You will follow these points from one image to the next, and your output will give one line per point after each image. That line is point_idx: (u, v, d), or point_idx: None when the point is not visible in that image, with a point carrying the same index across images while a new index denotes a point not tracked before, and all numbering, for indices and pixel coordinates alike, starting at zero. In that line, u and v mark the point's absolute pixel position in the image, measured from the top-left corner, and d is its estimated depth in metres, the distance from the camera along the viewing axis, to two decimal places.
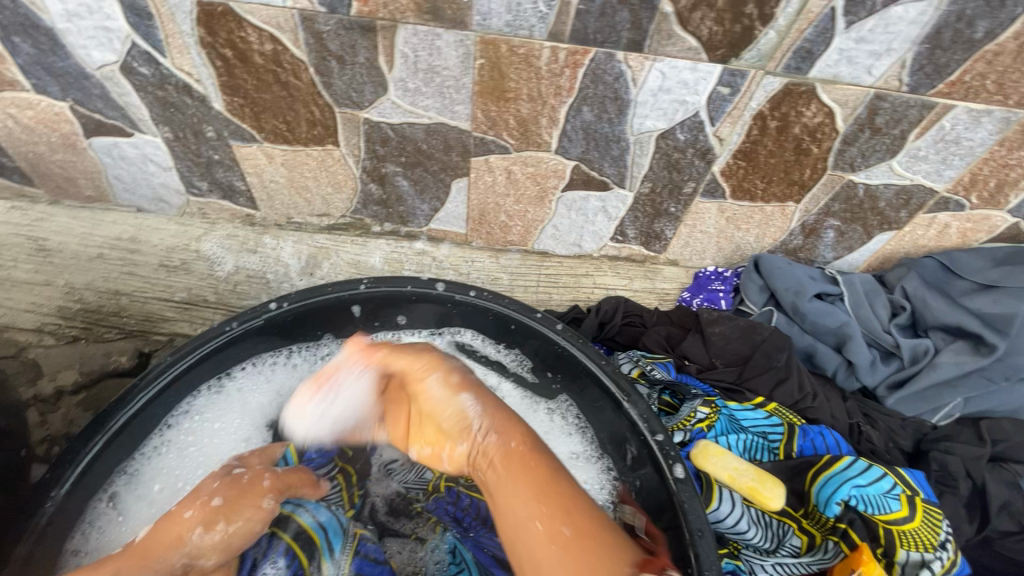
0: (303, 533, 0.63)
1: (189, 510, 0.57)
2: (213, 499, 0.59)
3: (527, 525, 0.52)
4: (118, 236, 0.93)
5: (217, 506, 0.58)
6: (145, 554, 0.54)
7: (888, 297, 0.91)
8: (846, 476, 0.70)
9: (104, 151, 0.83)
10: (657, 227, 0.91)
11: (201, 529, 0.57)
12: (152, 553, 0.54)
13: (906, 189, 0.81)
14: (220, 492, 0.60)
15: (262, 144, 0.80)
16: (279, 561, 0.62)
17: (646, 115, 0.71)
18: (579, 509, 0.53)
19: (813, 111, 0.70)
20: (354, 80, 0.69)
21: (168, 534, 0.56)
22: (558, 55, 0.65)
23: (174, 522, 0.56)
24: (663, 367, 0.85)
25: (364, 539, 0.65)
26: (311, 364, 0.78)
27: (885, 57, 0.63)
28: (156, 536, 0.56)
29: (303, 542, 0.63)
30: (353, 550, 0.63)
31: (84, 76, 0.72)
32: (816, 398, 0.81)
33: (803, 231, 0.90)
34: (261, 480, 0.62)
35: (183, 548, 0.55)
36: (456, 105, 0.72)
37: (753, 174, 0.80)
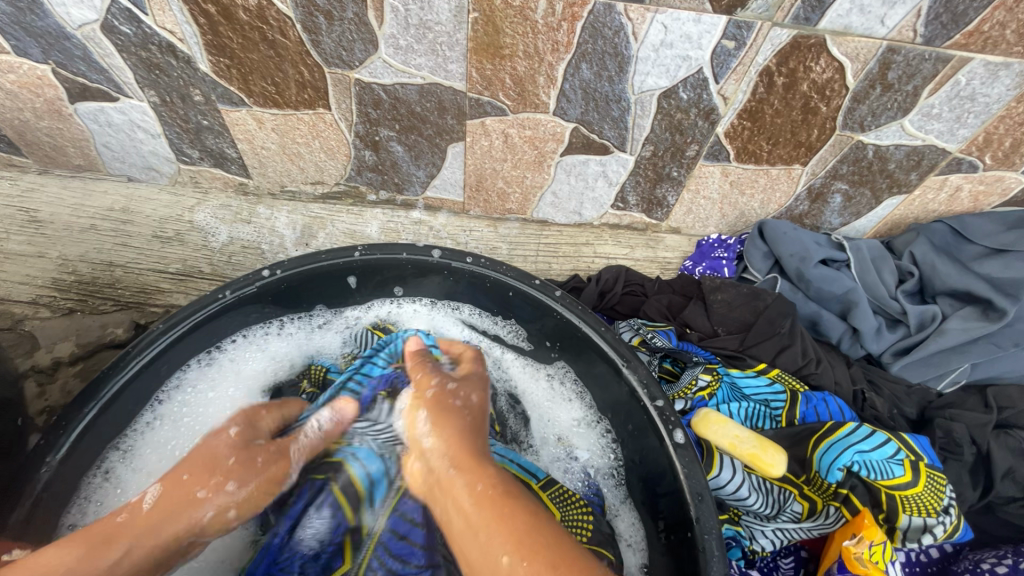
0: (352, 485, 0.65)
1: (203, 492, 0.55)
2: (227, 483, 0.57)
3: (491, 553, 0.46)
4: (110, 206, 0.92)
5: (230, 492, 0.57)
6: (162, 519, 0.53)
7: (895, 264, 0.89)
8: (848, 441, 0.69)
9: (91, 118, 0.81)
10: (659, 193, 0.88)
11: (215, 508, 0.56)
12: (170, 525, 0.53)
13: (917, 150, 0.78)
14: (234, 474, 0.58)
15: (251, 109, 0.78)
16: (323, 511, 0.63)
17: (648, 72, 0.69)
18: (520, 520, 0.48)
19: (822, 67, 0.67)
20: (344, 37, 0.67)
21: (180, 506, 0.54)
22: (555, 7, 0.62)
23: (187, 501, 0.55)
24: (665, 335, 0.83)
25: (405, 496, 0.64)
26: (306, 332, 0.78)
27: (899, 6, 0.60)
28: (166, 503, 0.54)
29: (348, 494, 0.64)
30: (392, 506, 0.64)
31: (65, 36, 0.69)
32: (820, 364, 0.80)
33: (810, 196, 0.87)
34: (273, 465, 0.61)
35: (192, 530, 0.55)
36: (450, 63, 0.69)
37: (759, 135, 0.77)
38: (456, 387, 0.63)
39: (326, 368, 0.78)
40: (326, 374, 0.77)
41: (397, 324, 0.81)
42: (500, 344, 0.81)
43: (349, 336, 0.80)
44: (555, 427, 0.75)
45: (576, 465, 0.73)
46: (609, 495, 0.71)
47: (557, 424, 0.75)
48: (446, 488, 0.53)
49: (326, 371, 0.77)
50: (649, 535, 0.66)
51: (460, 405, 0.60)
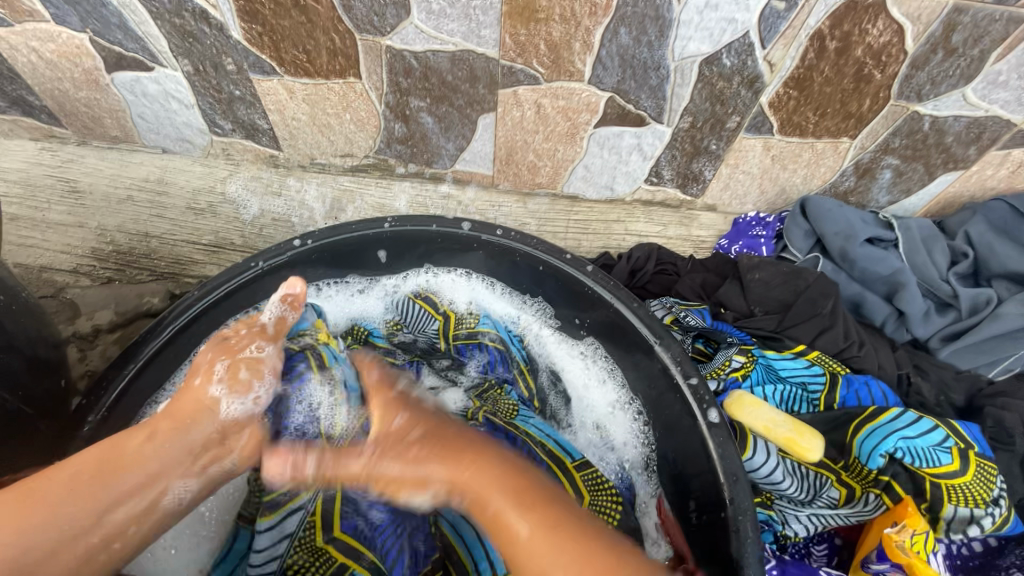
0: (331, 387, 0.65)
1: (197, 379, 0.56)
2: (215, 366, 0.57)
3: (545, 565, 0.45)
4: (145, 177, 0.93)
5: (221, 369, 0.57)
6: (180, 421, 0.53)
7: (948, 244, 0.83)
8: (891, 426, 0.67)
9: (127, 88, 0.82)
10: (695, 167, 0.85)
11: (218, 386, 0.56)
12: (177, 412, 0.54)
13: (978, 122, 0.73)
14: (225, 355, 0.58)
15: (283, 78, 0.78)
16: (305, 400, 0.64)
17: (690, 36, 0.65)
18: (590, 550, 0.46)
19: (879, 29, 0.62)
20: (376, 2, 0.65)
21: (194, 403, 0.55)
22: None
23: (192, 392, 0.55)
24: (698, 314, 0.81)
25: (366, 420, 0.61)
26: (346, 297, 0.79)
27: None
28: (179, 407, 0.55)
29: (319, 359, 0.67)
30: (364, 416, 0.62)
31: (101, 4, 0.69)
32: (863, 347, 0.76)
33: (857, 172, 0.83)
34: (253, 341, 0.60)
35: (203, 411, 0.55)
36: (483, 28, 0.67)
37: (806, 105, 0.73)
38: (401, 423, 0.57)
39: (370, 330, 0.79)
40: (369, 336, 0.78)
41: (439, 294, 0.80)
42: (540, 321, 0.79)
43: (391, 303, 0.80)
44: (589, 409, 0.74)
45: (612, 454, 0.72)
46: (641, 489, 0.70)
47: (591, 406, 0.74)
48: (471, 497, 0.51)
49: (368, 333, 0.78)
50: (678, 527, 0.65)
51: (417, 450, 0.54)
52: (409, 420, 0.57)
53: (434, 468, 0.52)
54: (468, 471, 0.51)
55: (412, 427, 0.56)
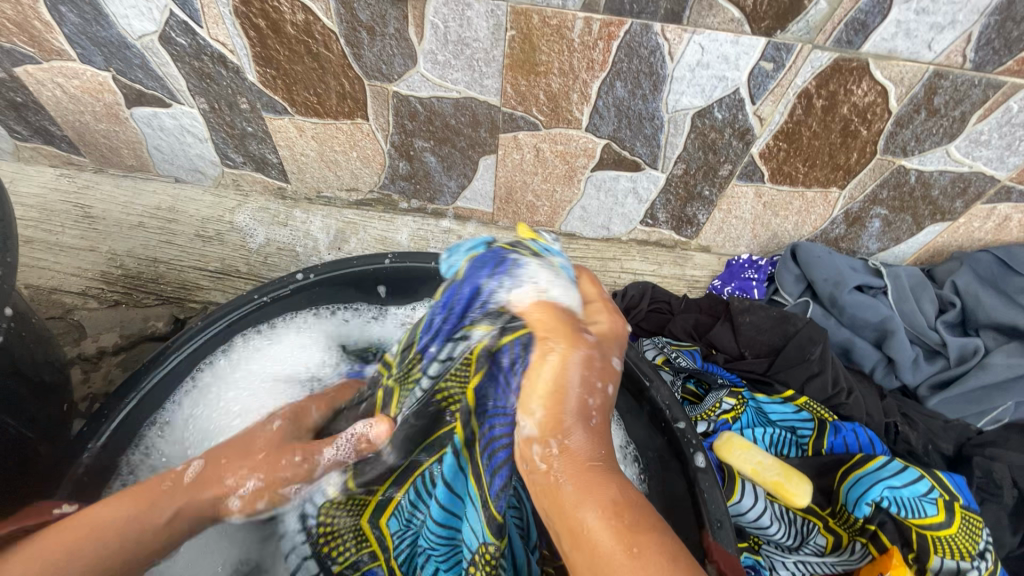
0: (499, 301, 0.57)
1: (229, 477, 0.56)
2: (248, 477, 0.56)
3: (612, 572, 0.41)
4: (157, 205, 0.97)
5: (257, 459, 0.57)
6: (189, 495, 0.54)
7: (936, 292, 0.85)
8: (876, 472, 0.67)
9: (145, 122, 0.85)
10: (690, 210, 0.87)
11: (241, 501, 0.56)
12: (198, 494, 0.54)
13: (963, 177, 0.75)
14: (260, 470, 0.57)
15: (294, 117, 0.81)
16: (502, 283, 0.57)
17: (683, 91, 0.68)
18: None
19: (864, 90, 0.65)
20: (385, 52, 0.69)
21: (213, 481, 0.55)
22: (592, 27, 0.62)
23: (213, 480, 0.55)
24: (689, 355, 0.82)
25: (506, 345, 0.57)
26: (363, 319, 0.79)
27: (948, 31, 0.58)
28: (194, 485, 0.55)
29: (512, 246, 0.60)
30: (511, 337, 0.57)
31: (126, 46, 0.73)
32: (851, 395, 0.76)
33: (846, 220, 0.85)
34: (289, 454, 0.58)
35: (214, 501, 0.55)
36: (486, 78, 0.70)
37: (796, 157, 0.76)
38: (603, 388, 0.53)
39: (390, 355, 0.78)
40: None
41: None
42: None
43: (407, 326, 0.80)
44: None
45: None
46: None
47: None
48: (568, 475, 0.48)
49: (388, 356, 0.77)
50: None
51: (597, 422, 0.51)
52: (617, 376, 0.55)
53: (581, 433, 0.49)
54: (596, 461, 0.48)
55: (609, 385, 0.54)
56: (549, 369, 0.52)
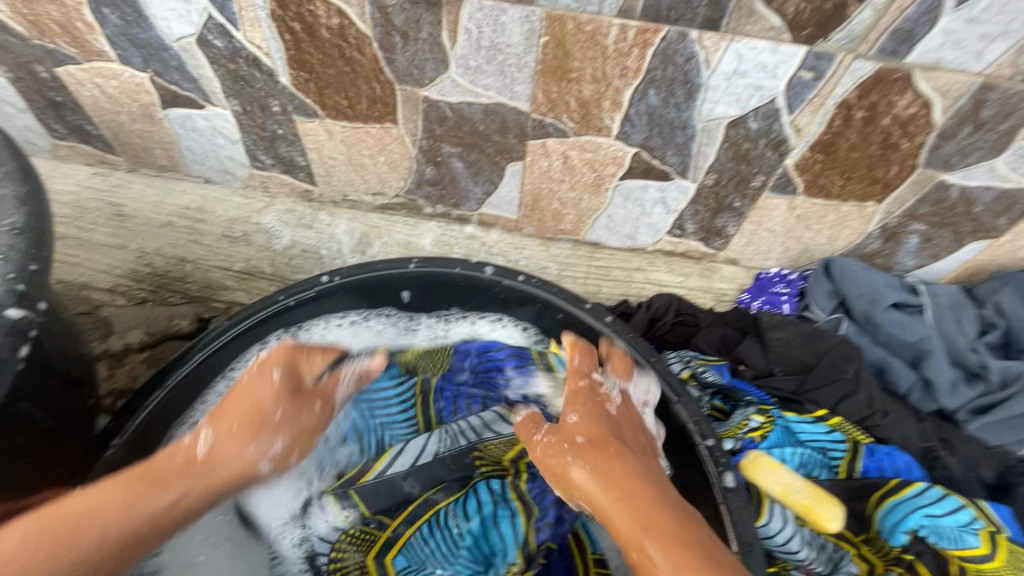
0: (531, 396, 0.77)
1: (242, 430, 0.62)
2: (274, 440, 0.64)
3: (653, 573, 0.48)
4: (186, 205, 0.98)
5: (275, 421, 0.63)
6: (209, 467, 0.60)
7: (976, 312, 0.81)
8: (912, 500, 0.65)
9: (178, 123, 0.87)
10: (719, 222, 0.86)
11: (270, 461, 0.64)
12: (220, 467, 0.60)
13: (1009, 193, 0.72)
14: (284, 429, 0.64)
15: (324, 120, 0.82)
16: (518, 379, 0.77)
17: (717, 100, 0.67)
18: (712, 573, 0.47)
19: (907, 101, 0.63)
20: (417, 57, 0.69)
21: (230, 451, 0.61)
22: (627, 33, 0.62)
23: (234, 445, 0.61)
24: (717, 369, 0.79)
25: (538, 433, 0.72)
26: (395, 332, 0.80)
27: (998, 41, 0.56)
28: (213, 458, 0.60)
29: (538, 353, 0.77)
30: None
31: (164, 48, 0.74)
32: (887, 417, 0.74)
33: (883, 236, 0.82)
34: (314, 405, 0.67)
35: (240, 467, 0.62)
36: (517, 84, 0.70)
37: (832, 169, 0.74)
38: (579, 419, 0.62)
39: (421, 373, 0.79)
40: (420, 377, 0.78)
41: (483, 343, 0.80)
42: None
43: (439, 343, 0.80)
44: None
45: None
46: None
47: None
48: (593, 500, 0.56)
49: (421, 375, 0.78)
50: None
51: (582, 442, 0.59)
52: (594, 412, 0.63)
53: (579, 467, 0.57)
54: (608, 486, 0.55)
55: (578, 436, 0.60)
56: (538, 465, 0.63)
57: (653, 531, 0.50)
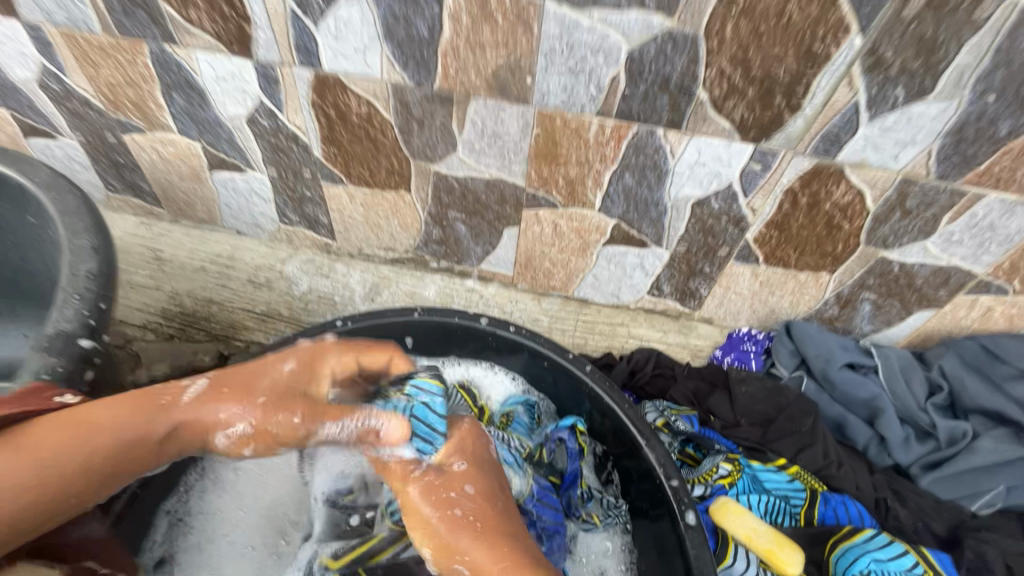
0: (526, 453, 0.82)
1: (226, 414, 0.61)
2: (244, 423, 0.61)
3: None
4: (217, 253, 1.09)
5: (260, 403, 0.62)
6: (189, 419, 0.60)
7: (925, 375, 0.88)
8: (860, 545, 0.70)
9: (221, 184, 1.00)
10: (692, 285, 0.96)
11: (232, 438, 0.62)
12: (197, 420, 0.60)
13: (943, 269, 0.82)
14: (259, 412, 0.62)
15: (347, 186, 0.94)
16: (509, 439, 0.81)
17: (683, 183, 0.79)
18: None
19: (842, 191, 0.75)
20: (430, 139, 0.82)
21: (208, 415, 0.61)
22: (605, 129, 0.74)
23: (211, 410, 0.61)
24: (687, 420, 0.87)
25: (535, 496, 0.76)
26: None
27: (910, 147, 0.68)
28: (195, 412, 0.60)
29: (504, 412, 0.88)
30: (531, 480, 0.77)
31: (218, 124, 0.88)
32: (842, 467, 0.80)
33: (839, 302, 0.91)
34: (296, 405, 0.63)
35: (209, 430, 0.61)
36: (514, 164, 0.82)
37: (787, 244, 0.84)
38: (460, 483, 0.63)
39: None
40: None
41: (479, 388, 0.91)
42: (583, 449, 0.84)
43: None
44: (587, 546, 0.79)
45: None
46: None
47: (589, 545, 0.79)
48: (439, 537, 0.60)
49: None
50: None
51: (453, 493, 0.62)
52: (460, 478, 0.64)
53: (435, 513, 0.61)
54: (457, 517, 0.61)
55: (467, 482, 0.63)
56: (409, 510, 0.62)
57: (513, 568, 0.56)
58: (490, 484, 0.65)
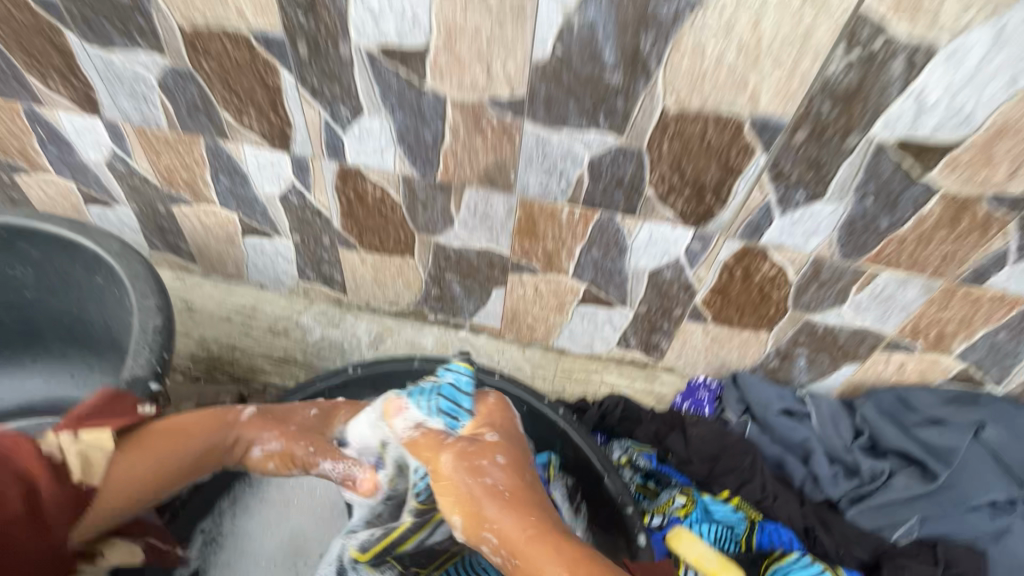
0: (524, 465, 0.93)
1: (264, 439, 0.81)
2: (272, 446, 0.81)
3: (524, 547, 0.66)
4: (242, 305, 1.24)
5: (291, 430, 0.83)
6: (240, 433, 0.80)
7: (851, 420, 1.02)
8: (786, 567, 0.83)
9: (251, 246, 1.16)
10: (654, 339, 1.11)
11: (260, 450, 0.81)
12: (243, 432, 0.80)
13: (859, 330, 0.98)
14: (287, 437, 0.82)
15: (359, 251, 1.11)
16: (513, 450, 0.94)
17: (640, 257, 0.96)
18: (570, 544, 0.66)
19: (768, 266, 0.92)
20: (432, 217, 0.99)
21: (253, 431, 0.81)
22: (574, 213, 0.92)
23: (255, 431, 0.81)
24: (648, 457, 1.00)
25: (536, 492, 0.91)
26: None
27: (816, 234, 0.86)
28: (245, 426, 0.80)
29: None
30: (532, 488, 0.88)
31: (255, 200, 1.06)
32: (777, 499, 0.93)
33: (778, 355, 1.06)
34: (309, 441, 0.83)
35: (247, 445, 0.80)
36: (501, 238, 1.00)
37: (729, 307, 1.01)
38: (488, 445, 0.75)
39: None
40: None
41: None
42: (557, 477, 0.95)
43: None
44: None
45: None
46: None
47: None
48: (469, 493, 0.71)
49: None
50: None
51: (482, 457, 0.74)
52: (489, 445, 0.76)
53: (465, 473, 0.72)
54: (485, 480, 0.71)
55: (499, 453, 0.75)
56: (441, 475, 0.73)
57: (539, 535, 0.67)
58: (516, 453, 0.76)
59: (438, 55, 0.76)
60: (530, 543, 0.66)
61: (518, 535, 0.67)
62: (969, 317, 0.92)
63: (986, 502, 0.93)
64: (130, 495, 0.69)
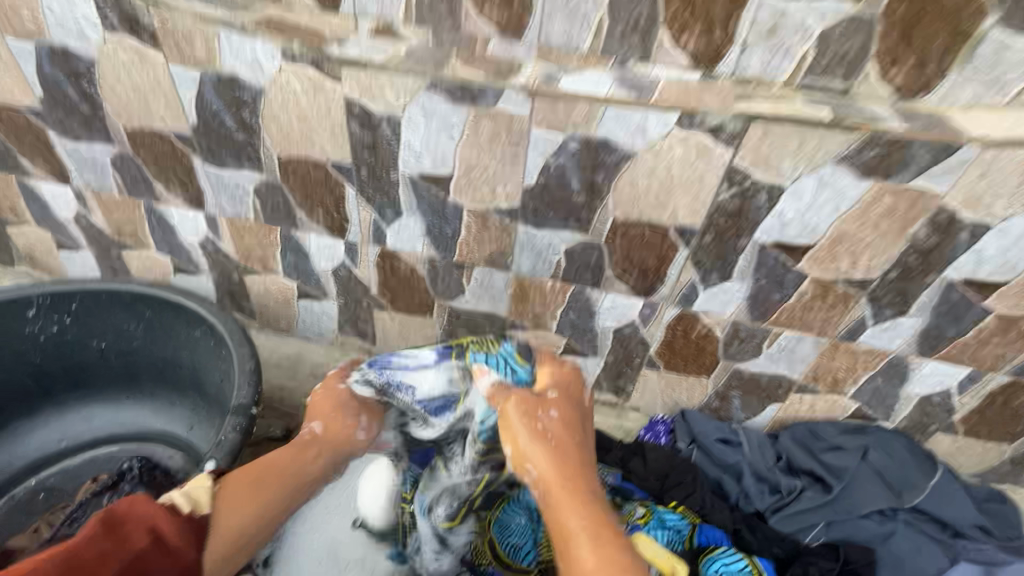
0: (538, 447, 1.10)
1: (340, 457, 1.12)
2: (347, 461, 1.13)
3: (555, 496, 0.88)
4: (291, 353, 1.54)
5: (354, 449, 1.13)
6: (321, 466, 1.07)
7: (773, 448, 1.31)
8: (717, 555, 1.10)
9: (303, 307, 1.47)
10: (621, 383, 1.40)
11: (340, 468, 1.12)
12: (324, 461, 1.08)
13: (776, 376, 1.27)
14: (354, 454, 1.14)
15: (389, 311, 1.42)
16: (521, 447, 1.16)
17: (605, 318, 1.27)
18: (591, 509, 0.87)
19: (701, 326, 1.23)
20: (448, 287, 1.32)
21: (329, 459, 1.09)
22: (555, 287, 1.24)
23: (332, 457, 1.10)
24: (613, 475, 1.27)
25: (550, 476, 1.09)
26: None
27: (732, 303, 1.17)
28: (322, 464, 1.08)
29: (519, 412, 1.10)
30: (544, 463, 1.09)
31: (312, 272, 1.38)
32: (713, 507, 1.22)
33: (718, 396, 1.35)
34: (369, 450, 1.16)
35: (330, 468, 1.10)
36: (500, 303, 1.31)
37: (676, 357, 1.31)
38: (550, 404, 1.01)
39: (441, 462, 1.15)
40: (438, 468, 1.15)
41: None
42: None
43: None
44: None
45: None
46: None
47: None
48: (527, 436, 0.95)
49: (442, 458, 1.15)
50: None
51: (547, 407, 1.00)
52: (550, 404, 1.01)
53: (524, 425, 0.96)
54: (539, 429, 0.96)
55: (553, 409, 0.99)
56: (508, 417, 0.99)
57: (568, 489, 0.89)
58: (569, 416, 1.00)
59: (458, 179, 1.10)
60: (561, 493, 0.88)
61: (552, 484, 0.90)
62: (853, 366, 1.21)
63: (874, 510, 1.22)
64: (236, 528, 0.89)
